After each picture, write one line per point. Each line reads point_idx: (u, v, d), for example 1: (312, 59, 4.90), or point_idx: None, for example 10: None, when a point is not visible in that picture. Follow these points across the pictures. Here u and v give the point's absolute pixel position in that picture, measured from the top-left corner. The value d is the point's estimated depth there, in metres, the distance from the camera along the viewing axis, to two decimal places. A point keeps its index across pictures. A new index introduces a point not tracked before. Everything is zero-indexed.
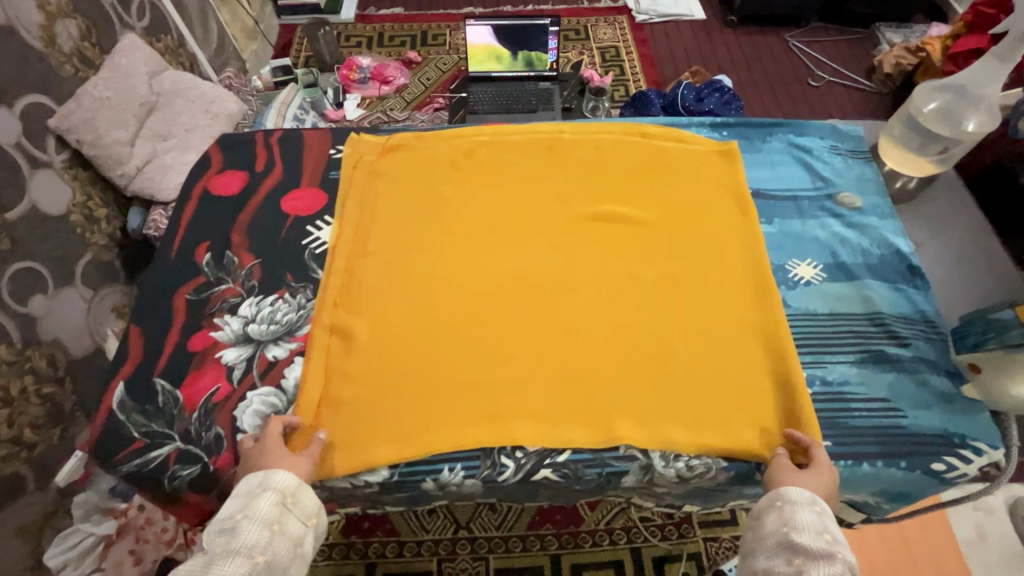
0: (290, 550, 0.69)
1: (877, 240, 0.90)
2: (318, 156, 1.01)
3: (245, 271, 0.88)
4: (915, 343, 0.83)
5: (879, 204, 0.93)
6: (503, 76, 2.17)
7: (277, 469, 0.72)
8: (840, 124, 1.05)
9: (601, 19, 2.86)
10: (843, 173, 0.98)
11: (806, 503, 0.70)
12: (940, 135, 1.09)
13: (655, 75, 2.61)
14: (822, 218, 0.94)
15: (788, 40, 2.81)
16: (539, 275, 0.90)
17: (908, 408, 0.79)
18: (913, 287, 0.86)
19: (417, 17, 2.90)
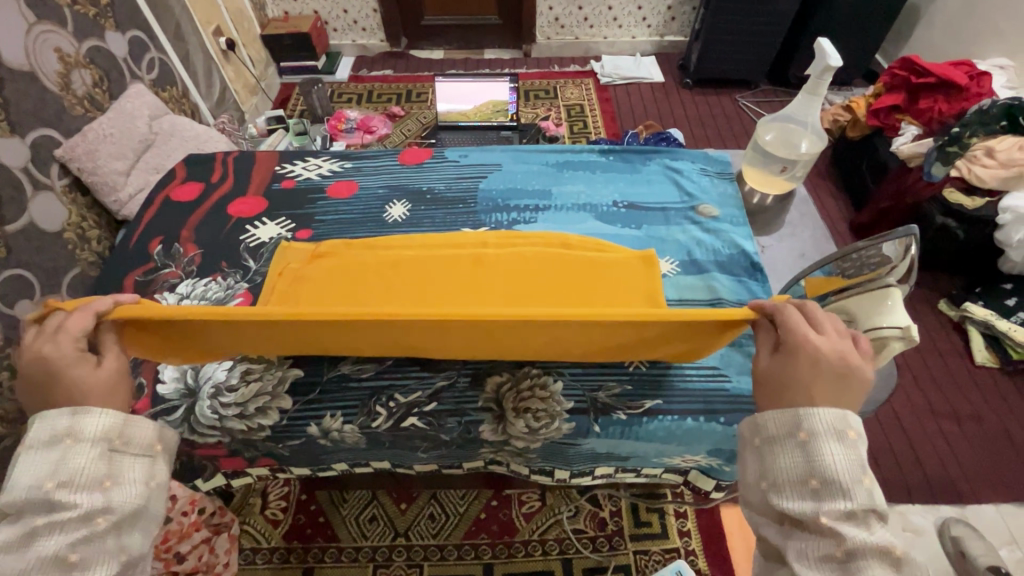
0: (138, 488, 0.77)
1: (728, 242, 1.03)
2: (266, 170, 1.19)
3: (188, 258, 1.03)
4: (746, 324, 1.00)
5: (733, 214, 1.08)
6: (470, 125, 2.43)
7: (88, 411, 0.75)
8: (711, 151, 1.21)
9: (569, 81, 3.17)
10: (707, 190, 1.13)
11: (785, 436, 0.70)
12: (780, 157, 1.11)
13: (615, 129, 2.87)
14: (684, 224, 1.07)
15: (738, 100, 3.09)
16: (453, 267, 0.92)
17: (734, 374, 0.93)
18: (753, 280, 0.97)
19: (404, 77, 3.24)
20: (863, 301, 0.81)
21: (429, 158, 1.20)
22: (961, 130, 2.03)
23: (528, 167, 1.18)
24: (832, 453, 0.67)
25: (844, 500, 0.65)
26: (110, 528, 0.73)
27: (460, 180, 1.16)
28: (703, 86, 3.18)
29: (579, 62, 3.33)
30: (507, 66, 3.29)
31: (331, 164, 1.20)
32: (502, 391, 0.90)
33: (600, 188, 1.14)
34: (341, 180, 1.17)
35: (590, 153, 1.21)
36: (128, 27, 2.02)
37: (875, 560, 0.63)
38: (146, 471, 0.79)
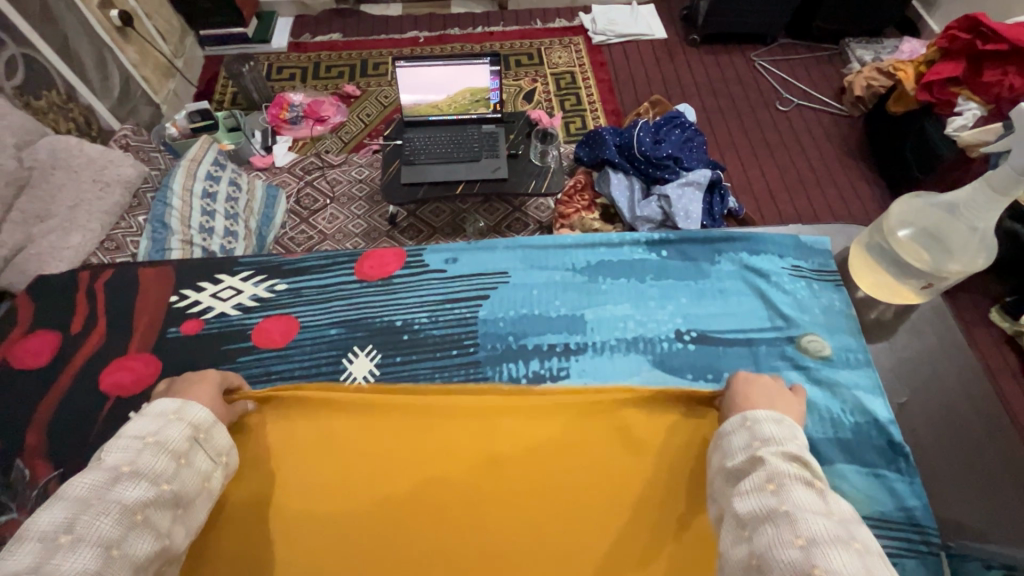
0: (197, 483, 0.72)
1: (850, 403, 0.86)
2: (153, 315, 0.98)
3: (38, 489, 0.80)
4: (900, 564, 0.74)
5: (851, 349, 0.90)
6: (443, 120, 1.96)
7: (192, 406, 0.77)
8: (801, 238, 1.05)
9: (555, 40, 2.65)
10: (806, 309, 0.95)
11: (738, 426, 0.71)
12: (918, 268, 0.97)
13: (613, 104, 2.41)
14: (783, 369, 0.90)
15: (754, 60, 2.63)
16: (436, 454, 0.85)
17: None
18: (892, 472, 0.80)
19: (356, 43, 2.66)
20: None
21: (400, 270, 1.05)
22: None
23: (550, 276, 1.04)
24: (771, 430, 0.68)
25: (778, 451, 0.64)
26: (171, 500, 0.67)
27: (454, 306, 1.00)
28: (712, 42, 2.70)
29: (566, 15, 2.77)
30: (480, 23, 2.73)
31: (261, 286, 1.03)
32: None
33: (654, 308, 0.97)
34: (273, 316, 0.99)
35: (634, 248, 1.06)
36: None
37: (814, 497, 0.57)
38: (215, 477, 0.75)
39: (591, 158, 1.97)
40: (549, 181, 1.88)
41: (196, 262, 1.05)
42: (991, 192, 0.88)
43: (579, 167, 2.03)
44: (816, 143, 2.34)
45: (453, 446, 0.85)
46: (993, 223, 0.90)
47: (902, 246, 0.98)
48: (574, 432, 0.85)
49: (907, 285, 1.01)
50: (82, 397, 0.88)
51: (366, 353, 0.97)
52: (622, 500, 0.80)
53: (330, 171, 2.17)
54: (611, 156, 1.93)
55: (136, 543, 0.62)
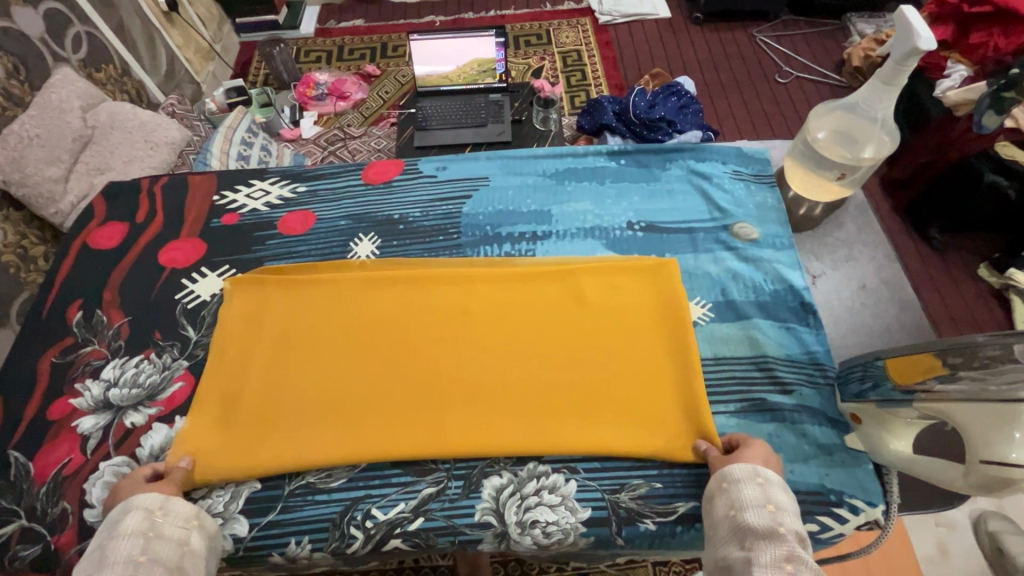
0: (176, 549, 0.72)
1: (771, 274, 0.98)
2: (202, 206, 1.15)
3: (113, 331, 1.00)
4: (797, 391, 0.88)
5: (776, 235, 1.02)
6: (452, 90, 2.12)
7: (137, 496, 0.76)
8: (744, 148, 1.15)
9: (563, 22, 2.80)
10: (742, 203, 1.07)
11: (748, 478, 0.73)
12: (836, 162, 1.05)
13: (617, 78, 2.54)
14: (715, 250, 1.01)
15: (755, 36, 2.72)
16: (419, 309, 0.96)
17: (786, 463, 0.82)
18: (802, 326, 0.93)
19: (377, 28, 2.86)
20: (977, 415, 0.66)
21: (397, 175, 1.16)
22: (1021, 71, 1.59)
23: (523, 180, 1.14)
24: (783, 497, 0.71)
25: (790, 524, 0.67)
26: (153, 570, 0.68)
27: (440, 203, 1.11)
28: (715, 20, 2.80)
29: None
30: (492, 8, 2.89)
31: (285, 188, 1.17)
32: (502, 499, 0.81)
33: (610, 204, 1.08)
34: (295, 211, 1.13)
35: (596, 157, 1.16)
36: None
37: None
38: (197, 536, 0.75)
39: (592, 123, 2.10)
40: (549, 144, 2.03)
41: (239, 173, 1.20)
42: (881, 84, 0.98)
43: (581, 133, 2.14)
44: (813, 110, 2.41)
45: (435, 308, 0.96)
46: (891, 112, 1.00)
47: (822, 144, 1.07)
48: (541, 291, 0.96)
49: (829, 180, 1.09)
50: (143, 272, 1.07)
51: (368, 239, 1.08)
52: (586, 343, 0.91)
53: (351, 142, 2.35)
54: (609, 121, 2.06)
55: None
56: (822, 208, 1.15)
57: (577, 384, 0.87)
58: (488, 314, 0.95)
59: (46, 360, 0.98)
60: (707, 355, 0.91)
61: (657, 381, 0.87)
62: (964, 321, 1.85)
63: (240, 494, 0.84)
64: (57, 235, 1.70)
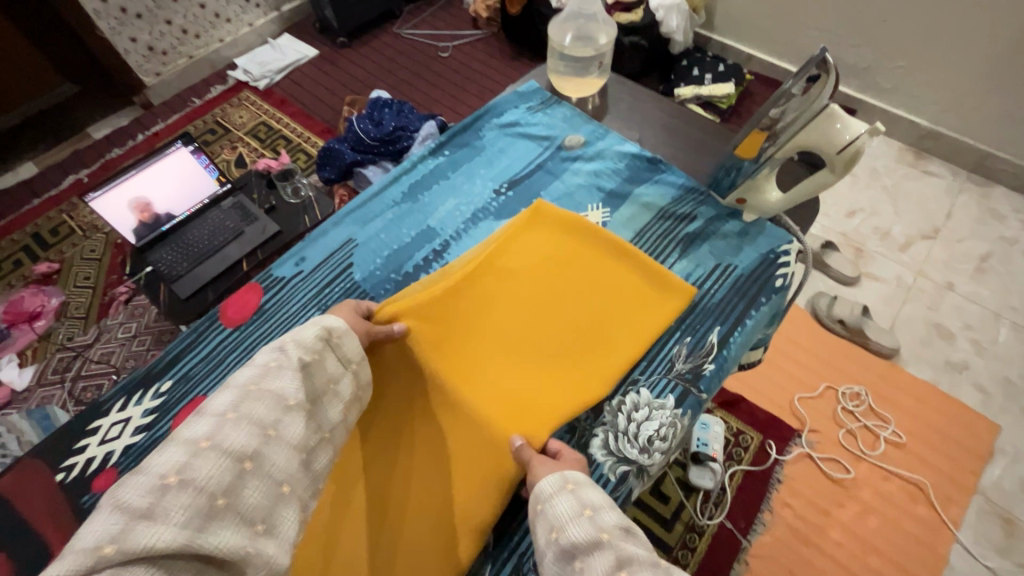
0: (328, 386, 0.79)
1: (616, 157, 1.17)
2: (49, 509, 0.87)
3: None
4: (698, 212, 1.09)
5: (594, 131, 1.21)
6: (176, 223, 1.79)
7: (330, 319, 0.85)
8: (518, 88, 1.30)
9: (225, 105, 2.60)
10: (555, 124, 1.23)
11: (559, 489, 0.75)
12: (589, 55, 1.25)
13: (320, 125, 2.50)
14: (570, 167, 1.17)
15: (399, 32, 2.91)
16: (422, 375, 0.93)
17: (734, 258, 1.04)
18: (663, 173, 1.15)
19: (11, 224, 2.22)
20: (811, 130, 0.87)
21: (264, 298, 1.05)
22: None
23: (384, 220, 1.13)
24: (593, 495, 0.74)
25: (607, 521, 0.69)
26: (301, 407, 0.73)
27: (329, 288, 1.06)
28: (358, 35, 2.89)
29: (217, 81, 2.71)
30: (137, 131, 2.51)
31: (144, 400, 0.97)
32: (615, 447, 0.89)
33: (475, 190, 1.15)
34: (183, 407, 0.96)
35: (425, 161, 1.20)
36: None
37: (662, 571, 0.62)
38: (345, 379, 0.82)
39: (337, 171, 2.05)
40: (318, 208, 1.93)
41: (70, 431, 0.94)
42: None
43: (332, 185, 2.08)
44: (485, 65, 2.75)
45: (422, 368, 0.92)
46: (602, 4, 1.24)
47: (571, 47, 1.25)
48: (497, 284, 1.02)
49: (591, 74, 1.28)
50: None
51: None
52: (560, 294, 1.02)
53: (92, 349, 1.88)
54: (352, 158, 2.03)
55: (252, 483, 0.64)
56: (596, 97, 1.31)
57: (581, 324, 0.99)
58: (465, 344, 0.96)
59: None
60: (633, 235, 1.08)
61: (621, 276, 1.03)
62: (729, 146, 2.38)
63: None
64: None
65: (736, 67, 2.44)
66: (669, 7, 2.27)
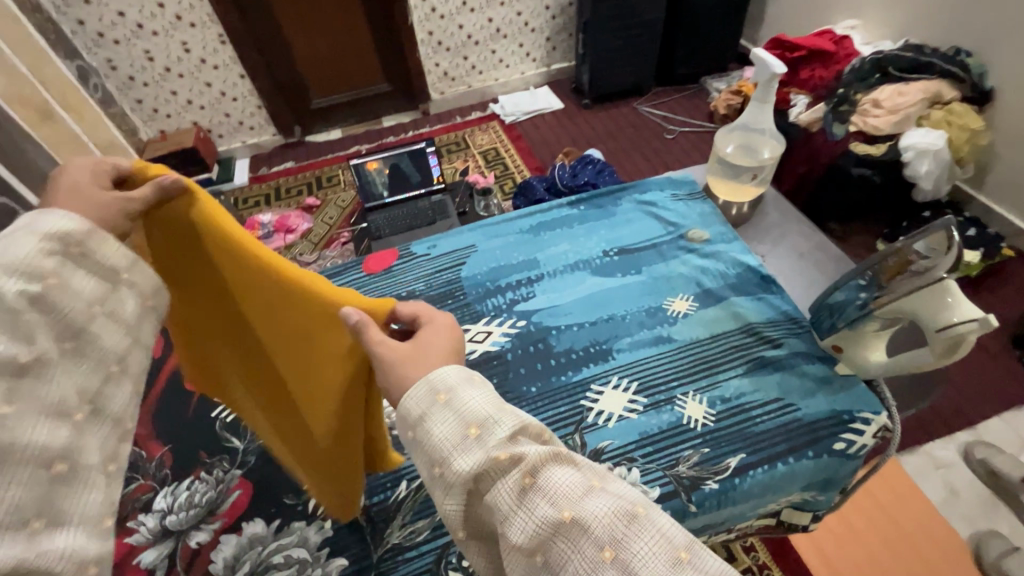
0: (87, 310, 0.59)
1: (729, 261, 1.16)
2: None
3: (157, 463, 1.01)
4: (784, 341, 1.02)
5: (722, 233, 1.21)
6: (396, 199, 2.26)
7: (47, 217, 0.61)
8: (670, 176, 1.38)
9: (475, 128, 3.17)
10: (686, 216, 1.27)
11: (426, 400, 0.58)
12: (747, 166, 1.27)
13: (535, 163, 2.87)
14: (681, 254, 1.19)
15: (637, 107, 3.16)
16: (245, 335, 0.83)
17: (800, 399, 0.94)
18: (770, 294, 1.10)
19: (309, 165, 3.08)
20: (924, 299, 0.80)
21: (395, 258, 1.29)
22: (846, 90, 2.18)
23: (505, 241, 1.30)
24: (474, 398, 0.57)
25: (495, 429, 0.54)
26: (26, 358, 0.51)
27: (441, 272, 1.21)
28: (603, 101, 3.22)
29: (479, 108, 3.33)
30: (410, 129, 3.24)
31: None
32: None
33: (585, 241, 1.24)
34: None
35: (559, 208, 1.34)
36: None
37: (561, 475, 0.51)
38: (125, 307, 0.64)
39: (526, 202, 2.35)
40: None
41: None
42: (760, 102, 1.22)
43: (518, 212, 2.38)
44: (702, 157, 2.81)
45: (214, 293, 0.79)
46: (773, 121, 1.24)
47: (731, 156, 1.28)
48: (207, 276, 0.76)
49: (745, 183, 1.29)
50: (172, 402, 1.11)
51: None
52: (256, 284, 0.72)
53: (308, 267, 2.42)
54: (542, 195, 2.31)
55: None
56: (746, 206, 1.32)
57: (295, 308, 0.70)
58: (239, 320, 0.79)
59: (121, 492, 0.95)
60: (704, 333, 1.05)
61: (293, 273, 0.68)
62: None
63: (308, 538, 0.91)
64: None
65: (992, 236, 2.06)
66: (923, 151, 1.99)
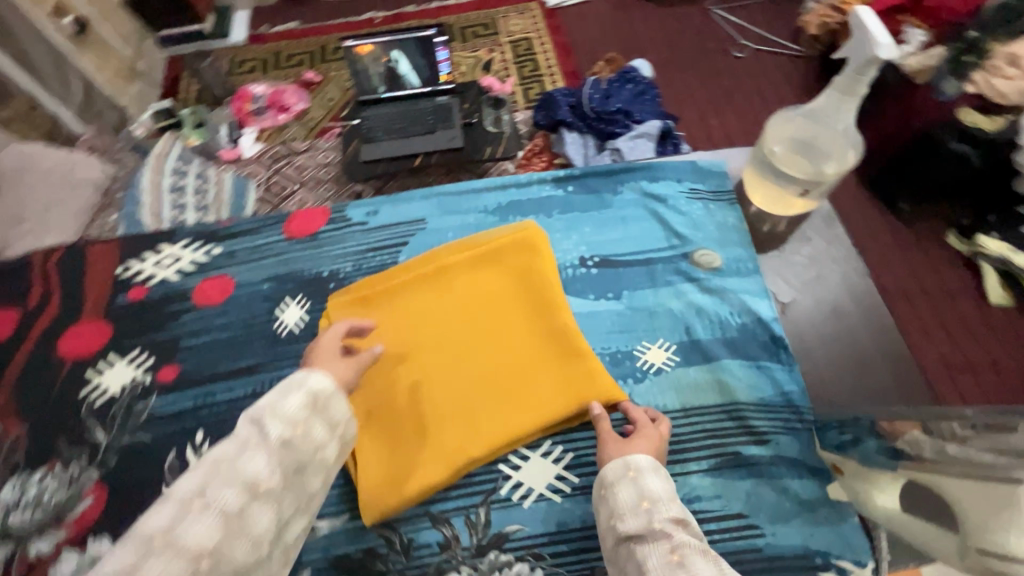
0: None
1: (737, 305, 0.77)
2: (103, 280, 0.87)
3: (9, 443, 0.75)
4: (774, 439, 0.68)
5: (739, 260, 0.81)
6: (395, 95, 1.95)
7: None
8: (700, 159, 0.92)
9: (511, 8, 2.64)
10: (701, 224, 0.85)
11: (620, 476, 0.60)
12: (795, 177, 0.78)
13: (571, 66, 2.42)
14: (676, 283, 0.80)
15: (709, 10, 2.56)
16: (473, 315, 0.78)
17: (767, 524, 0.64)
18: (774, 363, 0.73)
19: (314, 30, 2.66)
20: (975, 493, 0.46)
21: (324, 226, 0.89)
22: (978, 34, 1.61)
23: (463, 220, 0.89)
24: (654, 482, 0.58)
25: (666, 513, 0.54)
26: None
27: (375, 253, 0.86)
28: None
29: None
30: None
31: (197, 251, 0.89)
32: None
33: (557, 238, 0.86)
34: (212, 277, 0.86)
35: (540, 185, 0.91)
36: None
37: (713, 562, 0.49)
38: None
39: (547, 120, 1.98)
40: (504, 146, 1.90)
41: (153, 232, 0.92)
42: (838, 96, 0.73)
43: (536, 130, 2.02)
44: (776, 88, 2.29)
45: (497, 285, 0.80)
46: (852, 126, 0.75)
47: (775, 157, 0.80)
48: (489, 272, 0.81)
49: (790, 199, 0.81)
50: (39, 368, 0.80)
51: (297, 302, 0.83)
52: (528, 295, 0.79)
53: (297, 158, 2.09)
54: (565, 116, 1.95)
55: None
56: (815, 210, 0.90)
57: (554, 324, 0.76)
58: (490, 304, 0.79)
59: None
60: (674, 406, 0.71)
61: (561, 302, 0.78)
62: (954, 329, 1.57)
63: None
64: None
65: None
66: None
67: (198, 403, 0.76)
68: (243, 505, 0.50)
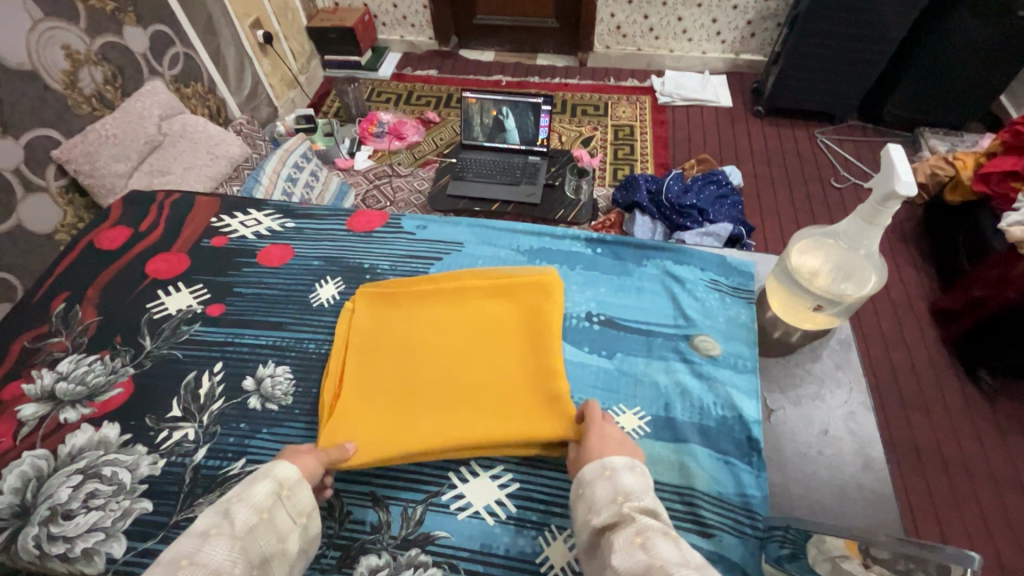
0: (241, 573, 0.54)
1: (722, 396, 0.78)
2: (200, 223, 1.06)
3: (82, 327, 0.91)
4: (718, 535, 0.67)
5: (738, 355, 0.82)
6: (493, 146, 2.16)
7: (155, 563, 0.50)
8: (730, 256, 0.96)
9: (623, 97, 2.85)
10: (711, 313, 0.87)
11: (598, 474, 0.61)
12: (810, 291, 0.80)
13: (664, 158, 2.53)
14: (669, 360, 0.83)
15: (817, 136, 2.58)
16: (472, 331, 0.85)
17: None
18: (742, 462, 0.72)
19: (447, 80, 3.03)
20: None
21: (379, 227, 1.03)
22: None
23: (494, 253, 0.98)
24: (630, 480, 0.59)
25: (637, 503, 0.56)
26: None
27: (412, 261, 0.97)
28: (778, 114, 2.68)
29: (639, 76, 2.97)
30: (557, 74, 3.00)
31: (274, 221, 1.06)
32: None
33: (571, 289, 0.92)
34: (277, 243, 1.02)
35: (573, 241, 1.00)
36: (151, 20, 1.83)
37: (675, 542, 0.50)
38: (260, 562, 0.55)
39: (624, 199, 2.06)
40: (577, 213, 2.00)
41: (247, 197, 1.11)
42: (861, 223, 0.74)
43: (613, 207, 2.11)
44: None
45: (503, 315, 0.87)
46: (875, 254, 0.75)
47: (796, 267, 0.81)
48: (500, 302, 0.88)
49: (803, 310, 0.83)
50: (127, 277, 0.98)
51: (334, 283, 0.95)
52: (528, 331, 0.84)
53: (396, 179, 2.35)
54: (642, 199, 2.02)
55: None
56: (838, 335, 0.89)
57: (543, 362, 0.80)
58: (491, 329, 0.85)
59: (18, 342, 0.90)
60: None
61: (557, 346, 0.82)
62: (998, 525, 1.36)
63: (137, 467, 0.75)
64: (91, 204, 1.55)
65: None
66: None
67: (226, 339, 0.88)
68: (274, 502, 0.60)
